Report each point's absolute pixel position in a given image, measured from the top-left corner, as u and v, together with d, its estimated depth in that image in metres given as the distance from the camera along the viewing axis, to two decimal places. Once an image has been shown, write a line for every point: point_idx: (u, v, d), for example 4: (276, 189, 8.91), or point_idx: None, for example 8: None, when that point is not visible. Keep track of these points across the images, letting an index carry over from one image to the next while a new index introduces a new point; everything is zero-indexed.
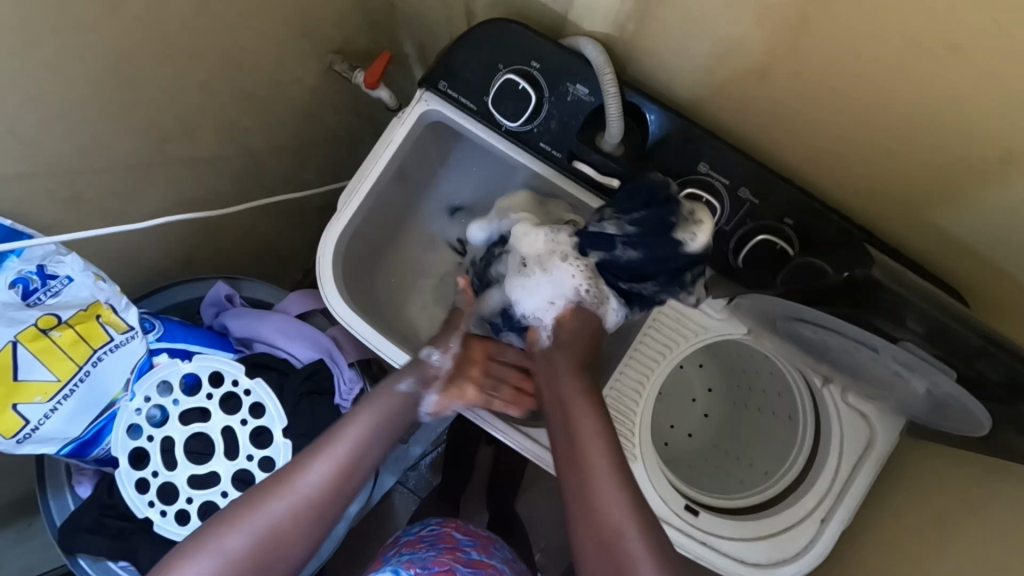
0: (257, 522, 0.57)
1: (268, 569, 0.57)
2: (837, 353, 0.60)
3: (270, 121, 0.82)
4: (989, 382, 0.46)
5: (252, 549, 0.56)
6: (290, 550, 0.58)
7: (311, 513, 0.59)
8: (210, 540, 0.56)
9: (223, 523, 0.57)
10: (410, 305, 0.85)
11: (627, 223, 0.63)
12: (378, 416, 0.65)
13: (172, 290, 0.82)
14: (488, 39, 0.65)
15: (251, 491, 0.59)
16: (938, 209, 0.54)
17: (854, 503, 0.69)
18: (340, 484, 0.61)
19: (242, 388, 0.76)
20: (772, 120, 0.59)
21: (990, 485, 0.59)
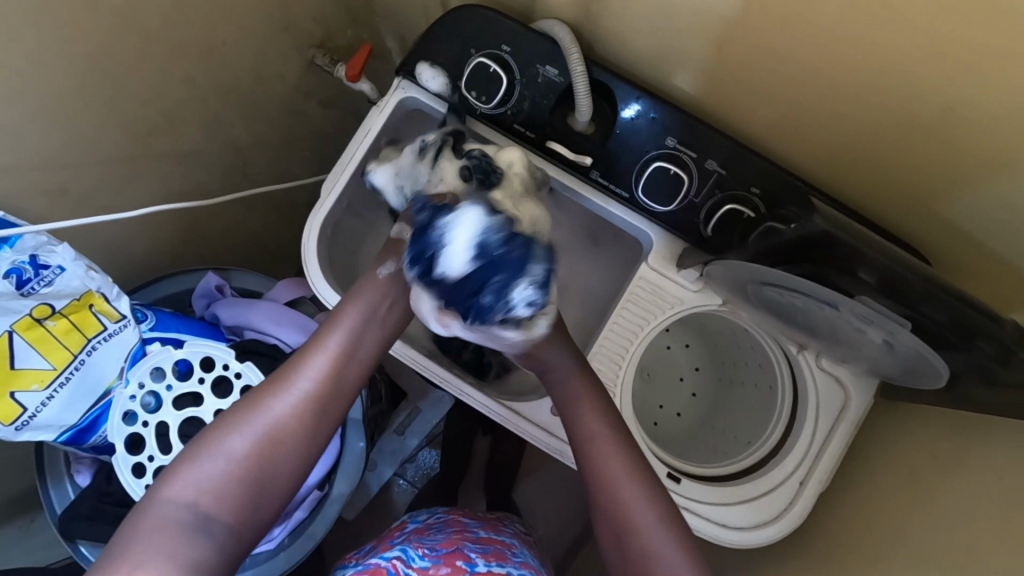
0: (258, 423, 0.59)
1: (278, 462, 0.60)
2: (806, 316, 0.62)
3: (254, 115, 0.85)
4: (941, 329, 0.50)
5: (257, 445, 0.59)
6: (293, 447, 0.61)
7: (310, 407, 0.61)
8: (213, 442, 0.58)
9: (224, 427, 0.59)
10: None
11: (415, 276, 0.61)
12: (369, 307, 0.66)
13: (164, 283, 0.84)
14: (460, 24, 0.67)
15: (248, 396, 0.62)
16: (893, 165, 0.57)
17: (831, 465, 0.71)
18: (334, 377, 0.63)
19: (233, 371, 0.78)
20: (732, 91, 0.61)
21: (959, 436, 0.61)
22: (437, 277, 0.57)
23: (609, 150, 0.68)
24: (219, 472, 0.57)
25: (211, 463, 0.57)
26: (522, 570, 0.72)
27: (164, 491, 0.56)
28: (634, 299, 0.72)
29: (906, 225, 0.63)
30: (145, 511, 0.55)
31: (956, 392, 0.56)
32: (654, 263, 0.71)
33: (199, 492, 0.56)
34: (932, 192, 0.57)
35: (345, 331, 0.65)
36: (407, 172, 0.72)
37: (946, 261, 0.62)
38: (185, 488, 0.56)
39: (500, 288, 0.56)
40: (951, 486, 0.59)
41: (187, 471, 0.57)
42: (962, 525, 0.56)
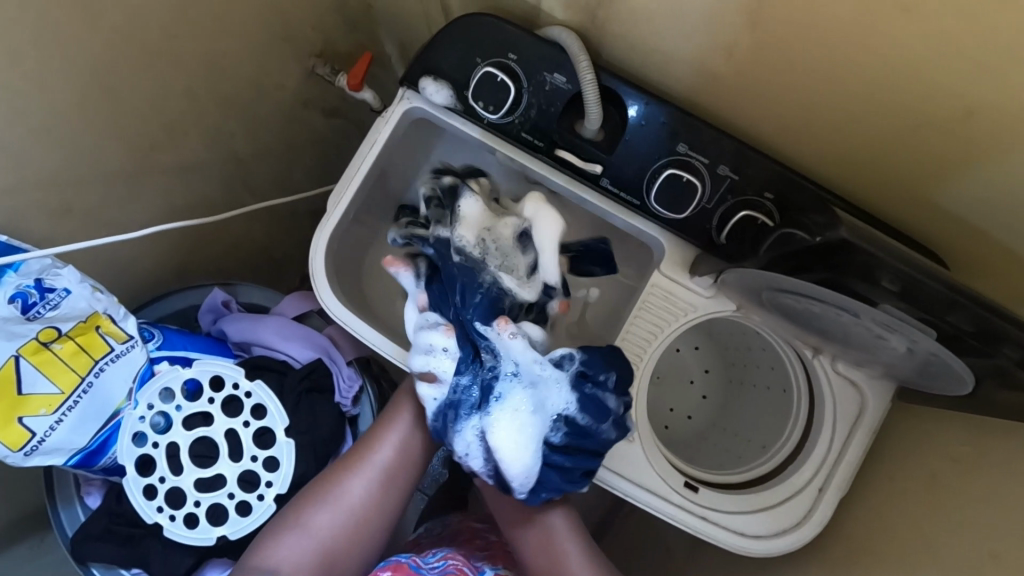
0: (338, 500, 0.68)
1: (356, 538, 0.68)
2: (824, 322, 0.61)
3: (256, 128, 0.84)
4: (963, 335, 0.48)
5: (339, 523, 0.67)
6: (372, 524, 0.69)
7: (384, 488, 0.70)
8: (304, 517, 0.67)
9: (313, 502, 0.68)
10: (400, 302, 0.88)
11: (625, 400, 0.64)
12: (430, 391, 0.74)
13: (169, 300, 0.83)
14: (465, 33, 0.66)
15: (330, 474, 0.70)
16: (911, 170, 0.56)
17: (849, 471, 0.70)
18: (406, 459, 0.72)
19: (243, 391, 0.77)
20: (744, 96, 0.60)
21: (985, 442, 0.60)
22: (590, 442, 0.62)
23: (618, 158, 0.67)
24: (303, 547, 0.66)
25: (300, 536, 0.66)
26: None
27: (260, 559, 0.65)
28: (647, 306, 0.71)
29: (917, 226, 0.62)
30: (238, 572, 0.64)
31: (975, 397, 0.56)
32: (666, 270, 0.71)
33: (289, 564, 0.65)
34: (949, 195, 0.56)
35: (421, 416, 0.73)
36: (506, 252, 0.70)
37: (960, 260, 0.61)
38: (275, 556, 0.65)
39: (606, 411, 0.62)
40: (974, 490, 0.59)
41: (279, 542, 0.65)
42: (990, 534, 0.55)
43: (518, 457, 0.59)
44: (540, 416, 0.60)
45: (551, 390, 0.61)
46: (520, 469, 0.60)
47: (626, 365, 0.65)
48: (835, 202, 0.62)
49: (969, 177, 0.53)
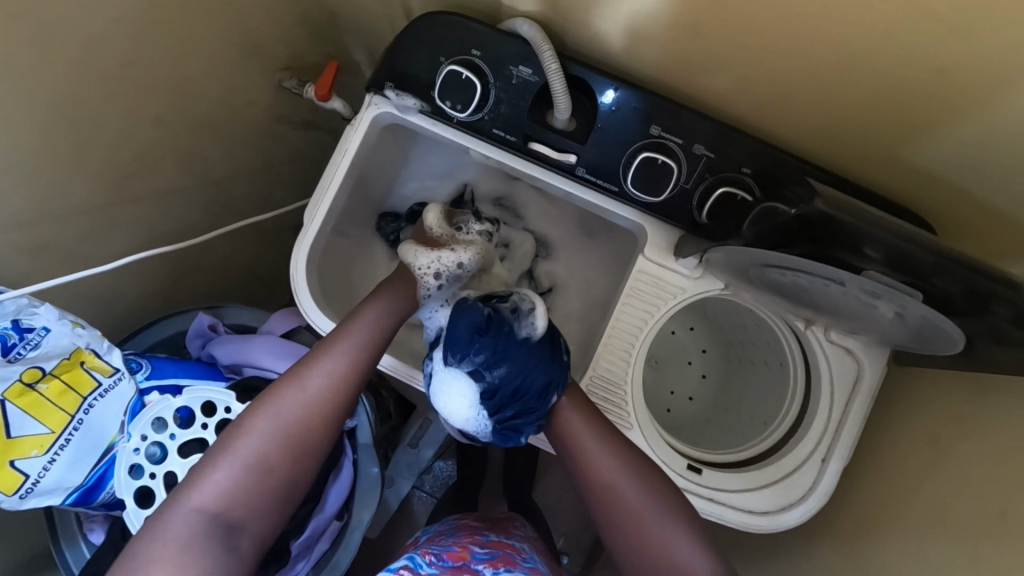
0: (271, 426, 0.61)
1: (299, 463, 0.62)
2: (810, 294, 0.60)
3: (228, 147, 0.83)
4: (953, 296, 0.48)
5: (276, 449, 0.60)
6: (313, 445, 0.63)
7: (325, 410, 0.64)
8: (236, 445, 0.60)
9: (248, 429, 0.61)
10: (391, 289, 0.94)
11: (473, 356, 0.70)
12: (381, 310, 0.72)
13: (161, 325, 0.81)
14: (427, 32, 0.65)
15: (265, 398, 0.63)
16: (881, 134, 0.57)
17: (851, 439, 0.70)
18: (350, 378, 0.66)
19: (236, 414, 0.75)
20: (711, 75, 0.60)
21: (981, 401, 0.60)
22: (494, 391, 0.70)
23: (595, 146, 0.66)
24: (242, 474, 0.58)
25: (234, 463, 0.59)
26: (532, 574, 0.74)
27: (185, 499, 0.56)
28: (635, 292, 0.71)
29: (902, 187, 0.62)
30: (160, 518, 0.55)
31: (968, 355, 0.56)
32: (651, 254, 0.70)
33: (225, 498, 0.57)
34: (920, 153, 0.56)
35: (362, 340, 0.69)
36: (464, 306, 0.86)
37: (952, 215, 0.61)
38: (207, 490, 0.57)
39: (474, 372, 0.70)
40: (980, 449, 0.58)
41: (212, 474, 0.58)
42: (997, 492, 0.55)
43: (465, 413, 0.72)
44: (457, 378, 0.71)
45: (444, 374, 0.72)
46: (471, 420, 0.72)
47: (460, 327, 0.71)
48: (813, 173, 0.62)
49: (948, 139, 0.53)
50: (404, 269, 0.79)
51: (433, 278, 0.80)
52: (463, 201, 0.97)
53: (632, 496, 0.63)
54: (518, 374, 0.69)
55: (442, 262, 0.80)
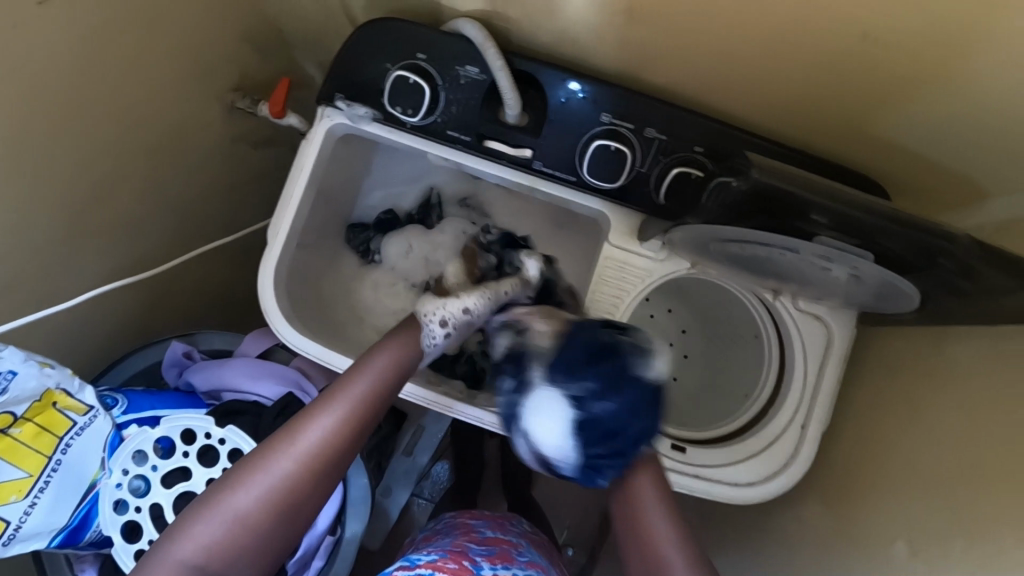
0: (257, 486, 0.57)
1: (281, 524, 0.58)
2: (771, 264, 0.61)
3: (188, 172, 0.83)
4: (901, 255, 0.49)
5: (259, 510, 0.57)
6: (298, 505, 0.59)
7: (314, 470, 0.59)
8: (219, 500, 0.57)
9: (232, 485, 0.57)
10: (366, 297, 0.94)
11: (566, 387, 0.58)
12: (390, 362, 0.67)
13: (142, 353, 0.81)
14: (371, 41, 0.65)
15: (255, 453, 0.59)
16: (824, 102, 0.58)
17: (828, 403, 0.71)
18: (346, 435, 0.61)
19: (216, 439, 0.73)
20: (655, 59, 0.61)
21: (946, 353, 0.61)
22: (597, 430, 0.57)
23: (549, 138, 0.66)
24: (219, 533, 0.56)
25: (213, 522, 0.56)
26: (527, 570, 0.76)
27: (167, 549, 0.55)
28: (604, 278, 0.72)
29: (856, 149, 0.63)
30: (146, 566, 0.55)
31: (927, 308, 0.57)
32: (615, 240, 0.71)
33: (206, 551, 0.55)
34: (860, 116, 0.58)
35: (363, 392, 0.63)
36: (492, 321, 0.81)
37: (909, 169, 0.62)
38: (188, 543, 0.55)
39: (576, 399, 0.57)
40: (951, 403, 0.59)
41: (193, 528, 0.56)
42: (968, 439, 0.56)
43: (553, 450, 0.58)
44: (556, 403, 0.58)
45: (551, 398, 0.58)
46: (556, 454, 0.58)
47: (580, 345, 0.61)
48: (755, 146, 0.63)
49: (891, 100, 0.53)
50: (411, 319, 0.73)
51: (439, 325, 0.73)
52: (430, 205, 0.97)
53: (655, 519, 0.60)
54: (625, 412, 0.57)
55: (449, 310, 0.74)
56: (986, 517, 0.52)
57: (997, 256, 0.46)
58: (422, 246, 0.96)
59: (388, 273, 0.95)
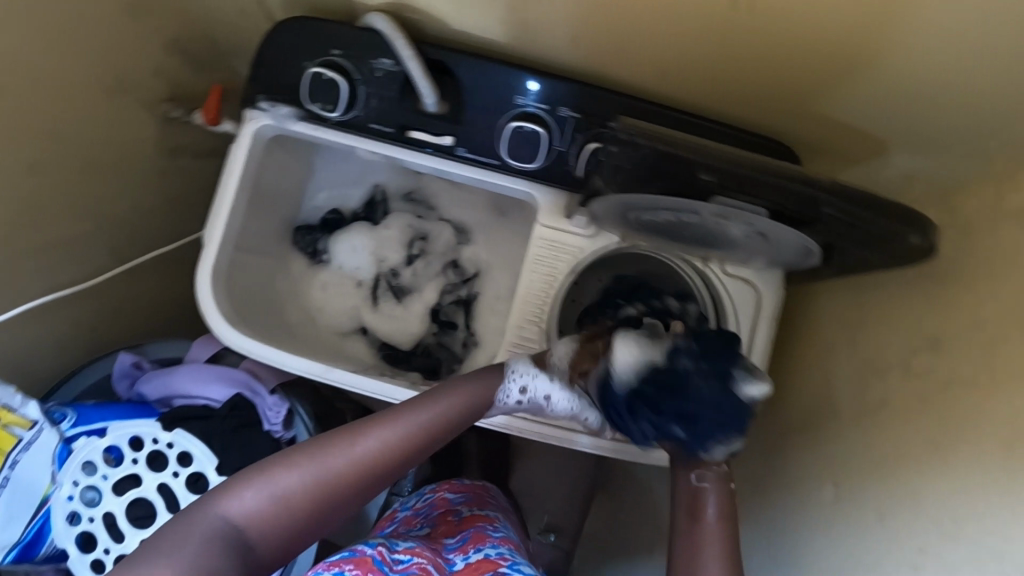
0: (312, 468, 0.56)
1: (311, 520, 0.56)
2: (687, 230, 0.63)
3: (126, 185, 0.83)
4: (786, 206, 0.51)
5: (303, 493, 0.55)
6: (336, 504, 0.57)
7: (364, 472, 0.57)
8: (274, 473, 0.55)
9: (297, 458, 0.56)
10: (315, 295, 0.95)
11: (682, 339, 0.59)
12: (453, 403, 0.63)
13: (101, 363, 0.82)
14: (286, 41, 0.67)
15: (352, 427, 0.59)
16: (724, 69, 0.60)
17: (762, 362, 0.73)
18: (405, 451, 0.60)
19: (164, 443, 0.74)
20: (561, 39, 0.63)
21: (868, 304, 0.63)
22: (661, 378, 0.58)
23: (468, 124, 0.68)
24: (257, 504, 0.54)
25: (260, 491, 0.54)
26: (500, 546, 0.76)
27: (221, 499, 0.54)
28: (538, 256, 0.74)
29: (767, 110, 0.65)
30: (188, 516, 0.53)
31: (835, 257, 0.59)
32: (544, 220, 0.72)
33: (245, 521, 0.53)
34: (760, 80, 0.60)
35: (435, 416, 0.62)
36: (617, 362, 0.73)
37: (816, 125, 0.65)
38: (238, 505, 0.54)
39: (672, 350, 0.59)
40: (875, 350, 0.62)
41: (242, 490, 0.54)
42: (890, 383, 0.58)
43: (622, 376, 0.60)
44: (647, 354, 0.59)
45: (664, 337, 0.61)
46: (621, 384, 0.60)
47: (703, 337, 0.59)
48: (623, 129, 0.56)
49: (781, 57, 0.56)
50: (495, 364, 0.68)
51: (518, 391, 0.66)
52: (375, 203, 0.98)
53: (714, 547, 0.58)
54: (693, 391, 0.57)
55: (533, 380, 0.66)
56: (908, 454, 0.53)
57: (876, 201, 0.49)
58: (369, 243, 0.96)
59: (337, 272, 0.96)
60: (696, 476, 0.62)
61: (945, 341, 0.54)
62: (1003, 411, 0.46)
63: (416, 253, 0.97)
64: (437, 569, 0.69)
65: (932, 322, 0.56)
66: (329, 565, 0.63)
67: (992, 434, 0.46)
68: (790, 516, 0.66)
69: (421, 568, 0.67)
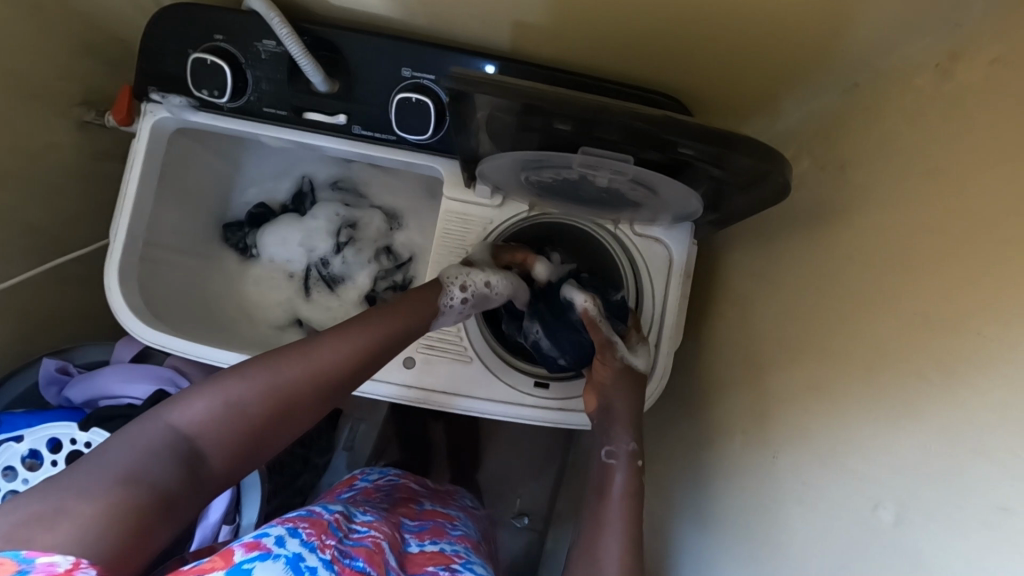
0: (267, 377, 0.53)
1: (270, 434, 0.52)
2: (580, 188, 0.64)
3: (41, 194, 0.82)
4: (643, 152, 0.52)
5: (260, 402, 0.52)
6: (295, 416, 0.54)
7: (320, 382, 0.55)
8: (223, 382, 0.51)
9: (248, 369, 0.53)
10: (245, 289, 0.94)
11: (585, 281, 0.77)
12: (394, 322, 0.63)
13: (24, 374, 0.81)
14: (169, 31, 0.67)
15: (297, 342, 0.57)
16: (603, 27, 0.60)
17: (677, 319, 0.73)
18: (356, 364, 0.58)
19: (83, 443, 0.73)
20: (442, 10, 0.63)
21: (776, 251, 0.63)
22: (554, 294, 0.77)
23: (361, 102, 0.68)
24: (209, 413, 0.50)
25: (209, 401, 0.50)
26: (455, 545, 0.75)
27: (161, 414, 0.49)
28: (447, 230, 0.73)
29: (658, 66, 0.65)
30: (127, 431, 0.48)
31: (724, 199, 0.59)
32: (450, 193, 0.72)
33: (195, 431, 0.49)
34: (641, 35, 0.60)
35: (380, 331, 0.61)
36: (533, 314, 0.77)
37: (711, 80, 0.65)
38: (186, 414, 0.49)
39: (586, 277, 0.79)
40: (777, 295, 0.61)
41: (190, 401, 0.50)
42: (789, 325, 0.58)
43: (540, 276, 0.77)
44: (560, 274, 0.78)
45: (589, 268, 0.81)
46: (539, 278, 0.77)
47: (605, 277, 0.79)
48: (475, 84, 0.50)
49: (654, 10, 0.55)
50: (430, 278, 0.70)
51: (458, 291, 0.68)
52: (303, 194, 0.97)
53: (614, 527, 0.59)
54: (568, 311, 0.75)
55: (472, 278, 0.69)
56: (803, 391, 0.53)
57: (735, 141, 0.48)
58: (298, 234, 0.94)
59: (268, 264, 0.95)
60: (606, 452, 0.67)
61: (831, 275, 0.53)
62: (873, 337, 0.46)
63: (345, 241, 0.95)
64: (392, 547, 0.64)
65: (821, 258, 0.55)
66: (284, 520, 0.56)
67: (862, 360, 0.47)
68: (709, 469, 0.66)
69: (375, 543, 0.62)
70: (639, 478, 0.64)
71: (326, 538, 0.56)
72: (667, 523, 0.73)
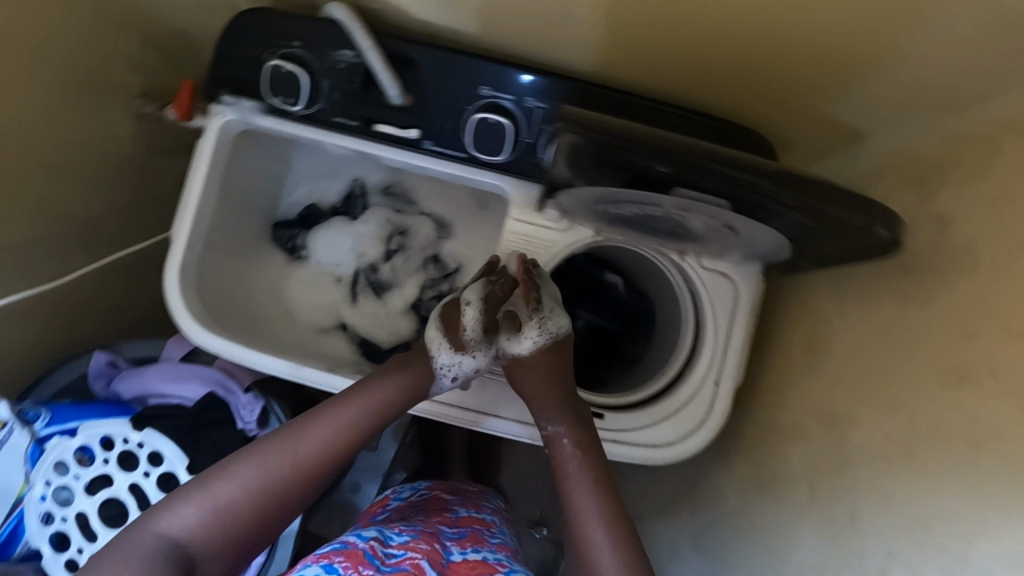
0: (250, 475, 0.56)
1: (260, 526, 0.55)
2: (655, 220, 0.62)
3: (97, 185, 0.82)
4: (735, 196, 0.50)
5: (246, 500, 0.55)
6: (284, 505, 0.57)
7: (305, 474, 0.58)
8: (209, 485, 0.55)
9: (231, 467, 0.56)
10: (290, 292, 0.92)
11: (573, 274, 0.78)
12: (379, 399, 0.64)
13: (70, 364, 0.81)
14: (246, 34, 0.66)
15: (278, 433, 0.59)
16: (695, 56, 0.58)
17: (739, 357, 0.71)
18: (342, 447, 0.60)
19: (134, 443, 0.73)
20: (527, 29, 0.61)
21: (852, 296, 0.61)
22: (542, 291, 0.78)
23: (433, 117, 0.66)
24: (199, 519, 0.53)
25: (198, 507, 0.53)
26: (498, 553, 0.72)
27: (151, 524, 0.52)
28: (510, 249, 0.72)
29: (744, 96, 0.63)
30: (120, 542, 0.50)
31: (811, 244, 0.57)
32: (517, 214, 0.70)
33: (187, 536, 0.52)
34: (734, 68, 0.58)
35: (366, 410, 0.63)
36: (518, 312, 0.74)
37: (795, 113, 0.63)
38: (179, 521, 0.52)
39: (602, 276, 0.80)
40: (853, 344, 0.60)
41: (178, 508, 0.53)
42: (867, 377, 0.56)
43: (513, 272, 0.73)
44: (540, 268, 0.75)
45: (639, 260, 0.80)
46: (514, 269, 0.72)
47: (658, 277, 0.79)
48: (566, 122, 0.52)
49: (750, 44, 0.54)
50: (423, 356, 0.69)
51: (451, 377, 0.69)
52: (353, 198, 0.95)
53: (590, 526, 0.57)
54: None
55: (462, 365, 0.69)
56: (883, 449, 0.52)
57: (834, 192, 0.47)
58: (348, 238, 0.94)
59: (316, 267, 0.94)
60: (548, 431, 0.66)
61: (922, 333, 0.52)
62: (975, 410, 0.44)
63: (395, 249, 0.95)
64: (433, 564, 0.63)
65: (909, 312, 0.53)
66: (319, 556, 0.59)
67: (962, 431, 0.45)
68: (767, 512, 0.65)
69: (414, 564, 0.60)
70: (603, 468, 0.62)
71: (364, 569, 0.57)
72: (712, 559, 0.72)
